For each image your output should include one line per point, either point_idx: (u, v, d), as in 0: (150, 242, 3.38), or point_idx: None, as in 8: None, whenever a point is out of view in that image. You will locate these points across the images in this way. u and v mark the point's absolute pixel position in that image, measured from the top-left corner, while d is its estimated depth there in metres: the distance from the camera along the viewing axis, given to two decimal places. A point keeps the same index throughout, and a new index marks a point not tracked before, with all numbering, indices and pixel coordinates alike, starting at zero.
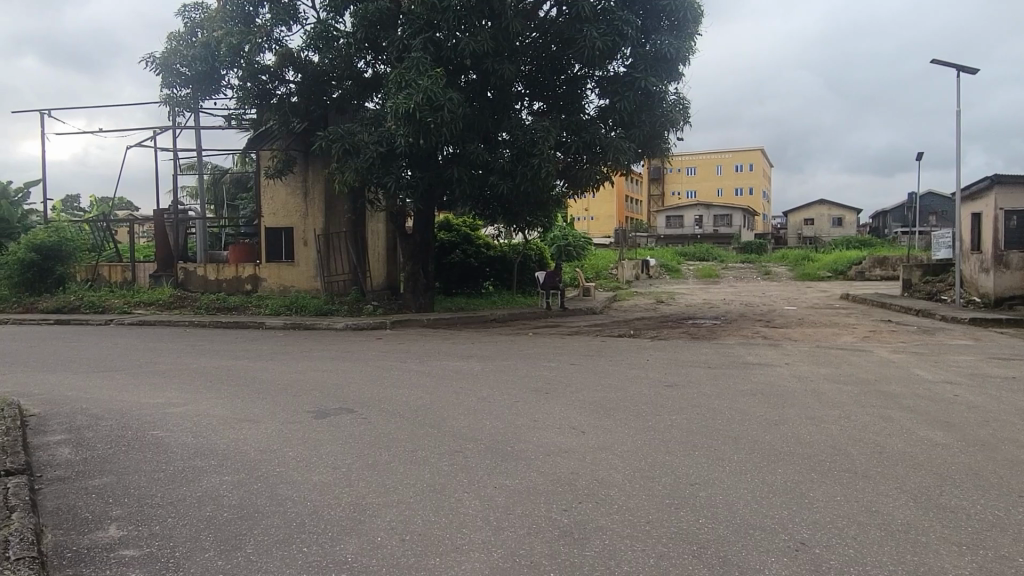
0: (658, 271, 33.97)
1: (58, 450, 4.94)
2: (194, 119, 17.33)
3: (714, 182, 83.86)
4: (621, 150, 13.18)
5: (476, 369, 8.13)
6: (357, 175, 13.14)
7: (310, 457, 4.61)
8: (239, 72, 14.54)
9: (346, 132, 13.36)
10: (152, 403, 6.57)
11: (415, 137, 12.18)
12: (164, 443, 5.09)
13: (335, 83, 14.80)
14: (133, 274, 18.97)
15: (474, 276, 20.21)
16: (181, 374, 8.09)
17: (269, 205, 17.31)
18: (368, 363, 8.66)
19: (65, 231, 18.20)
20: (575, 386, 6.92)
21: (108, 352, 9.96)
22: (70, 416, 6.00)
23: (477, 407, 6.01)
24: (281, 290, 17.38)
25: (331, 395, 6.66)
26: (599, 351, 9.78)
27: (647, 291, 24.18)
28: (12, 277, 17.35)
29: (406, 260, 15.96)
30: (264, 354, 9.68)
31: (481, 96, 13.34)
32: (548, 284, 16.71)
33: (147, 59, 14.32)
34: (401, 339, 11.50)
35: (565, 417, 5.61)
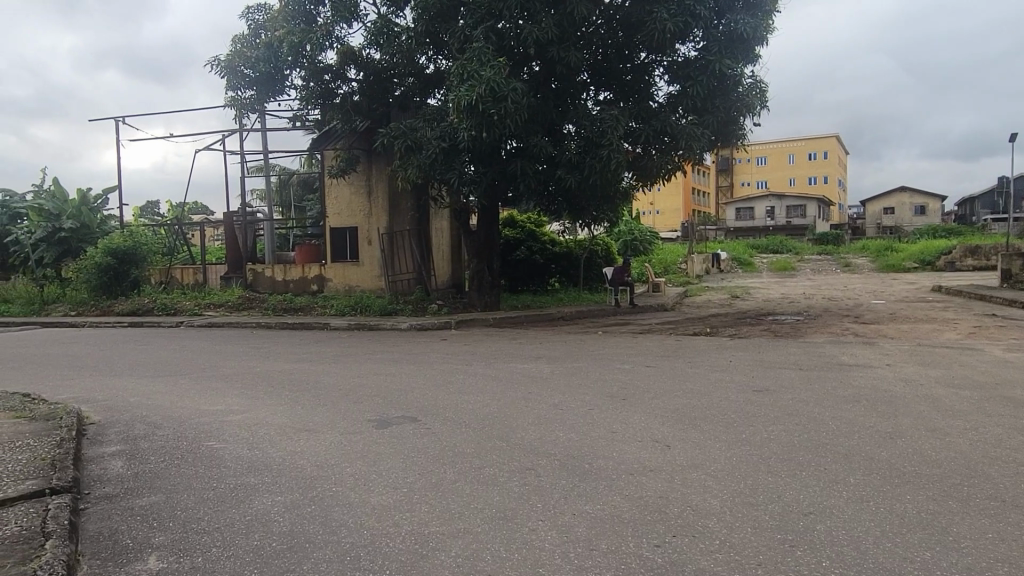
0: (729, 265, 32.79)
1: (109, 464, 4.70)
2: (260, 121, 17.45)
3: (786, 172, 80.96)
4: (694, 137, 12.46)
5: (545, 372, 7.67)
6: (419, 172, 12.86)
7: (369, 475, 4.22)
8: (302, 72, 14.50)
9: (408, 128, 13.10)
10: (211, 410, 6.35)
11: (478, 130, 11.77)
12: (217, 456, 4.81)
13: (396, 79, 14.62)
14: (204, 276, 19.29)
15: (540, 273, 19.76)
16: (244, 379, 7.92)
17: (333, 205, 17.26)
18: (433, 366, 8.30)
19: (140, 236, 18.62)
20: (654, 391, 6.36)
21: (175, 355, 9.94)
22: (128, 425, 5.81)
23: (547, 416, 5.53)
24: (347, 290, 17.30)
25: (394, 402, 6.30)
26: (675, 351, 9.16)
27: (719, 285, 23.23)
28: (90, 281, 17.85)
29: (471, 258, 15.63)
30: (328, 357, 9.46)
31: (546, 86, 12.84)
32: (616, 280, 16.09)
33: (211, 62, 14.35)
34: (467, 339, 11.13)
35: (647, 428, 5.06)
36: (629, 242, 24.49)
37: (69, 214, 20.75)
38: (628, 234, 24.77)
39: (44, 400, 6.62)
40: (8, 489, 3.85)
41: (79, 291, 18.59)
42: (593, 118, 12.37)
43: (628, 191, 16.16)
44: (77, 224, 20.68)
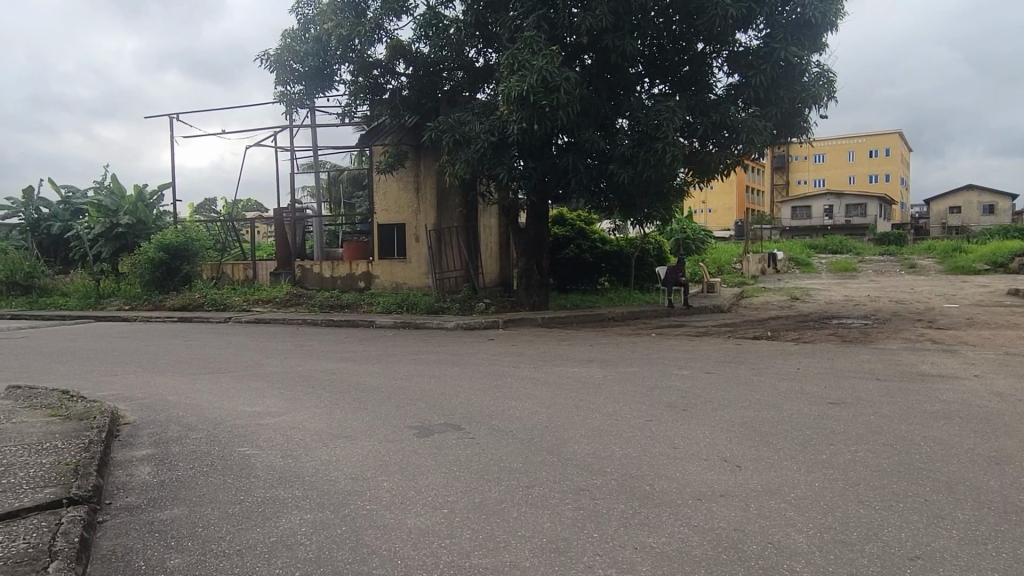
0: (787, 265, 31.64)
1: (136, 469, 4.44)
2: (310, 116, 17.40)
3: (845, 170, 78.28)
4: (756, 129, 11.80)
5: (598, 377, 7.23)
6: (468, 167, 12.51)
7: (409, 491, 3.85)
8: (351, 67, 14.32)
9: (457, 122, 12.77)
10: (248, 411, 6.09)
11: (529, 123, 11.36)
12: (248, 465, 4.50)
13: (445, 73, 14.33)
14: (254, 272, 19.32)
15: (589, 272, 19.27)
16: (286, 378, 7.68)
17: (381, 201, 17.09)
18: (479, 368, 7.94)
19: (192, 231, 18.76)
20: (717, 402, 5.85)
21: (220, 352, 9.80)
22: (162, 427, 5.58)
23: (600, 427, 5.09)
24: (394, 287, 17.12)
25: (438, 408, 5.94)
26: (736, 356, 8.58)
27: (776, 286, 22.36)
28: (143, 276, 18.04)
29: (519, 256, 15.27)
30: (372, 357, 9.18)
31: (599, 78, 12.37)
32: (669, 280, 15.49)
33: (262, 57, 14.25)
34: (515, 340, 10.74)
35: (713, 444, 4.56)
36: (682, 241, 23.78)
37: (126, 209, 21.05)
38: (681, 233, 24.08)
39: (82, 397, 6.46)
40: (24, 499, 3.59)
41: (134, 286, 18.83)
42: (648, 110, 11.84)
43: (682, 188, 15.55)
44: (134, 220, 20.98)
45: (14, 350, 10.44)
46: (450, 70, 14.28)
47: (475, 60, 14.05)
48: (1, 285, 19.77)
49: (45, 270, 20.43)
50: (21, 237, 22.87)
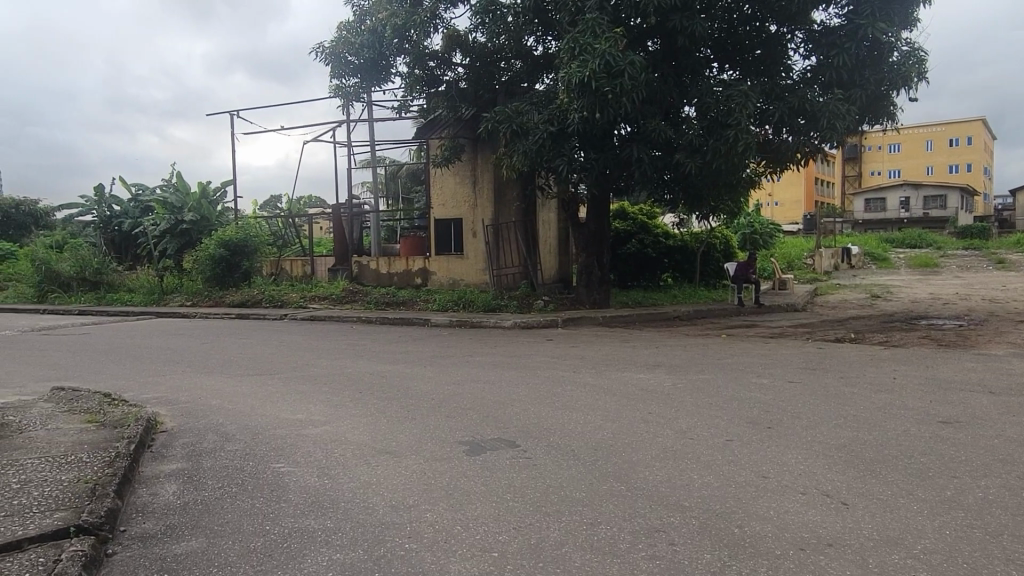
0: (861, 260, 30.03)
1: (160, 488, 4.05)
2: (367, 110, 17.17)
3: (923, 160, 74.46)
4: (838, 113, 10.82)
5: (668, 385, 6.59)
6: (526, 159, 11.96)
7: (455, 526, 3.34)
8: (407, 58, 13.93)
9: (515, 112, 12.22)
10: (290, 420, 5.69)
11: (591, 111, 10.70)
12: (281, 486, 4.06)
13: (503, 62, 13.82)
14: (312, 268, 19.20)
15: (652, 268, 18.49)
16: (334, 382, 7.30)
17: (438, 196, 16.71)
18: (537, 373, 7.38)
19: (251, 227, 18.78)
20: (807, 418, 5.16)
21: (271, 352, 9.53)
22: (198, 436, 5.22)
23: (674, 447, 4.47)
24: (450, 284, 16.71)
25: (491, 420, 5.42)
26: (820, 362, 7.76)
27: (852, 283, 21.12)
28: (204, 272, 18.16)
29: (579, 252, 14.64)
30: (426, 358, 8.73)
31: (665, 63, 11.66)
32: (739, 277, 14.63)
33: (316, 50, 13.97)
34: (575, 341, 10.13)
35: (810, 474, 3.90)
36: (750, 236, 22.69)
37: (190, 207, 21.39)
38: (749, 228, 22.99)
39: (124, 401, 6.18)
40: (29, 528, 3.22)
41: (196, 282, 19.00)
42: (718, 95, 11.03)
43: (753, 179, 14.64)
44: (197, 217, 21.24)
45: (72, 347, 10.41)
46: (507, 59, 13.77)
47: (534, 49, 13.50)
48: (72, 281, 20.24)
49: (113, 266, 20.87)
50: (94, 233, 23.49)
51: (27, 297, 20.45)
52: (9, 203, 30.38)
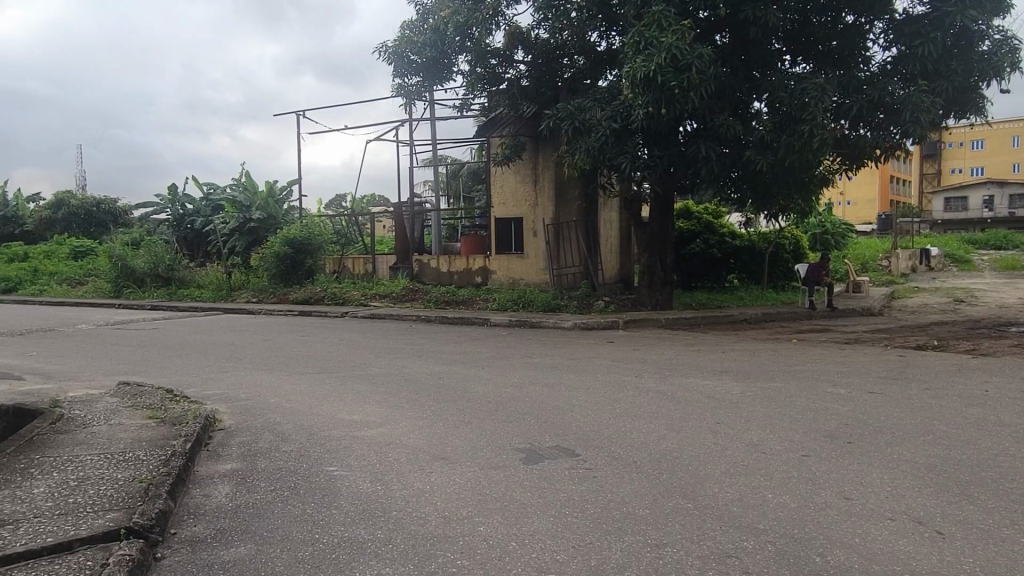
0: (941, 262, 28.57)
1: (213, 490, 4.00)
2: (429, 109, 17.19)
3: (1009, 156, 69.40)
4: (922, 106, 10.18)
5: (737, 393, 6.26)
6: (588, 157, 11.69)
7: (509, 542, 3.16)
8: (469, 56, 13.84)
9: (577, 109, 11.97)
10: (345, 421, 5.62)
11: (656, 107, 10.37)
12: (332, 491, 3.95)
13: (566, 59, 13.59)
14: (373, 266, 19.36)
15: (717, 269, 17.95)
16: (392, 382, 7.22)
17: (499, 195, 16.60)
18: (598, 377, 7.14)
19: (315, 226, 19.06)
20: (890, 433, 4.78)
21: (331, 349, 9.56)
22: (254, 435, 5.19)
23: (744, 462, 4.18)
24: (510, 283, 16.56)
25: (549, 426, 5.21)
26: (901, 371, 7.27)
27: (932, 286, 20.06)
28: (270, 269, 18.52)
29: (641, 251, 14.29)
30: (484, 359, 8.59)
31: (735, 57, 11.23)
32: (811, 279, 14.01)
33: (379, 49, 14.00)
34: (637, 344, 9.83)
35: (898, 497, 3.56)
36: (821, 236, 21.82)
37: (258, 205, 21.91)
38: (819, 228, 22.12)
39: (185, 397, 6.22)
40: (81, 528, 3.18)
41: (262, 279, 19.40)
42: (791, 89, 10.56)
43: (826, 176, 14.01)
44: (264, 215, 21.73)
45: (141, 342, 10.68)
46: (570, 55, 13.54)
47: (597, 44, 13.25)
48: (146, 277, 20.95)
49: (185, 263, 21.53)
50: (168, 231, 24.31)
51: (104, 292, 21.28)
52: (90, 202, 31.74)
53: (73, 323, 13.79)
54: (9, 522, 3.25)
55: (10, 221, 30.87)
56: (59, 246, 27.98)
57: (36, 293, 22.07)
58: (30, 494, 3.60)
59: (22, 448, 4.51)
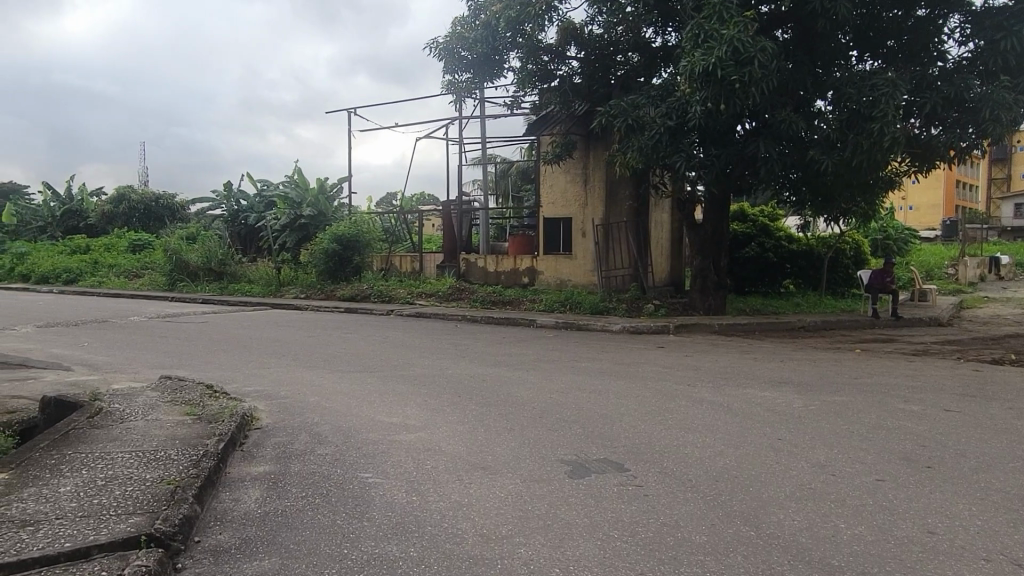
0: (1013, 271, 27.15)
1: (243, 494, 3.82)
2: (479, 107, 17.00)
3: None
4: (1004, 103, 9.54)
5: (799, 406, 5.85)
6: (641, 156, 11.30)
7: (552, 568, 2.87)
8: (521, 52, 13.58)
9: (631, 106, 11.60)
10: (384, 424, 5.41)
11: (715, 103, 9.94)
12: (365, 500, 3.74)
13: (620, 56, 13.24)
14: (420, 264, 19.27)
15: (772, 273, 17.31)
16: (434, 384, 7.00)
17: (548, 194, 16.32)
18: (648, 385, 6.80)
19: (364, 223, 19.06)
20: (975, 458, 4.33)
21: (374, 348, 9.40)
22: (291, 436, 5.02)
23: (812, 486, 3.81)
24: (558, 284, 16.25)
25: (598, 436, 4.91)
26: (980, 387, 6.74)
27: (1003, 296, 19.01)
28: (318, 265, 18.60)
29: (694, 254, 13.82)
30: (529, 362, 8.31)
31: (799, 52, 10.73)
32: (874, 286, 13.34)
33: (430, 45, 13.84)
34: (690, 350, 9.42)
35: (992, 535, 3.16)
36: (883, 241, 20.93)
37: (309, 202, 22.06)
38: (881, 233, 21.22)
39: (224, 394, 6.11)
40: (101, 533, 3.02)
41: (310, 275, 19.51)
42: (860, 84, 10.00)
43: (892, 178, 13.33)
44: (315, 212, 21.86)
45: (189, 336, 10.72)
46: (624, 52, 13.18)
47: (652, 41, 12.86)
48: (200, 271, 21.30)
49: (237, 258, 21.82)
50: (223, 226, 24.70)
51: (160, 285, 21.72)
52: (150, 196, 32.52)
53: (126, 314, 14.02)
54: (30, 523, 3.12)
55: (75, 215, 31.86)
56: (119, 239, 28.75)
57: (96, 284, 22.67)
58: (55, 493, 3.48)
59: (56, 443, 4.41)
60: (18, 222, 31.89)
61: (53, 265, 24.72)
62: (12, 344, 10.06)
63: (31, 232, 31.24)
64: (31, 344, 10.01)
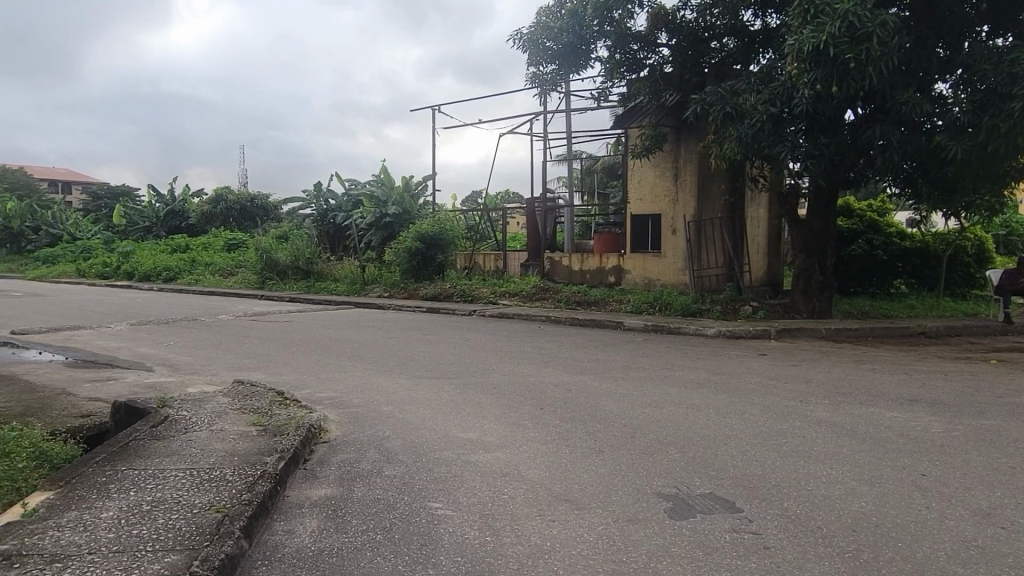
0: None
1: (298, 525, 3.40)
2: (565, 100, 16.42)
3: None
4: None
5: (937, 431, 5.01)
6: (740, 147, 10.42)
7: None
8: (609, 41, 12.90)
9: (729, 93, 10.74)
10: (459, 440, 4.94)
11: (826, 85, 9.00)
12: (432, 538, 3.25)
13: (715, 41, 12.38)
14: (503, 263, 18.86)
15: (883, 273, 15.93)
16: (514, 393, 6.49)
17: (636, 189, 15.57)
18: (753, 401, 6.06)
19: (447, 221, 18.81)
20: None
21: (453, 352, 8.99)
22: (360, 452, 4.61)
23: (981, 544, 3.06)
24: (646, 284, 15.47)
25: (701, 465, 4.26)
26: None
27: None
28: (402, 263, 18.49)
29: (796, 252, 12.77)
30: (617, 370, 7.69)
31: (922, 27, 9.64)
32: (1004, 287, 11.93)
33: (514, 36, 13.29)
34: (796, 358, 8.55)
35: None
36: (1006, 237, 19.05)
37: (394, 200, 22.06)
38: (1004, 229, 19.34)
39: (295, 401, 5.78)
40: None
41: (394, 273, 19.41)
42: (997, 60, 8.85)
43: None
44: (400, 210, 21.82)
45: (270, 336, 10.62)
46: (719, 37, 12.34)
47: (751, 24, 12.03)
48: (288, 269, 21.61)
49: (325, 257, 22.06)
50: (312, 225, 25.08)
51: (251, 283, 22.21)
52: (246, 197, 33.55)
53: (215, 313, 14.21)
54: (59, 558, 2.78)
55: (177, 215, 33.23)
56: (217, 239, 29.73)
57: (193, 282, 23.42)
58: (95, 521, 3.15)
59: (112, 457, 4.15)
60: (127, 223, 33.55)
61: (155, 264, 25.78)
62: (104, 342, 10.24)
63: (139, 231, 32.86)
64: (120, 343, 10.15)
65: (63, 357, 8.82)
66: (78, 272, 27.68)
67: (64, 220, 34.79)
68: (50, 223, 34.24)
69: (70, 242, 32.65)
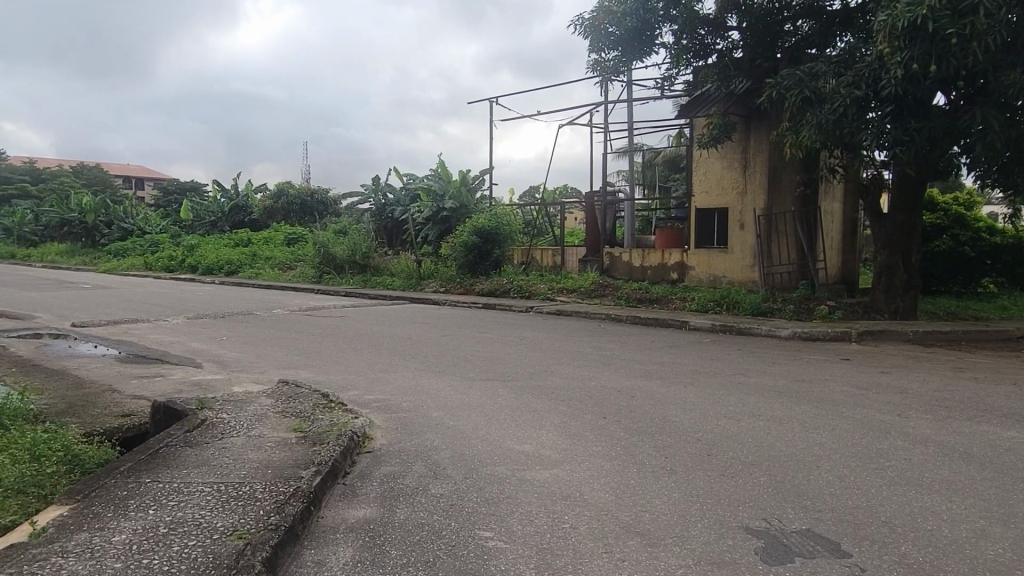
0: None
1: (331, 555, 2.99)
2: (627, 89, 15.75)
3: None
4: None
5: None
6: (818, 135, 9.63)
7: None
8: (675, 25, 12.22)
9: (807, 76, 9.95)
10: (514, 453, 4.46)
11: (921, 64, 8.16)
12: None
13: (790, 23, 11.58)
14: (561, 258, 18.30)
15: (970, 271, 14.76)
16: (575, 400, 5.97)
17: (702, 181, 14.81)
18: (843, 414, 5.40)
19: (505, 215, 18.36)
20: None
21: (509, 352, 8.51)
22: (405, 466, 4.20)
23: None
24: (711, 280, 14.70)
25: (793, 492, 3.68)
26: None
27: None
28: (458, 259, 18.13)
29: (878, 248, 11.85)
30: (685, 375, 7.08)
31: None
32: None
33: (575, 21, 12.70)
34: (884, 364, 7.76)
35: None
36: None
37: (451, 194, 21.75)
38: None
39: (340, 405, 5.40)
40: None
41: (450, 268, 19.08)
42: None
43: None
44: (456, 204, 21.47)
45: (323, 333, 10.34)
46: (794, 18, 11.56)
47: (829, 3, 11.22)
48: (345, 264, 21.52)
49: (382, 251, 21.93)
50: (370, 220, 24.99)
51: (309, 278, 22.24)
52: (307, 192, 33.83)
53: (271, 307, 14.09)
54: None
55: (241, 210, 33.78)
56: (277, 233, 30.05)
57: (254, 276, 23.65)
58: (105, 546, 2.80)
59: (138, 467, 3.82)
60: (193, 218, 34.27)
61: (218, 257, 26.15)
62: (159, 337, 10.13)
63: (204, 226, 33.55)
64: (174, 337, 10.04)
65: (115, 352, 8.70)
66: (146, 266, 28.34)
67: (135, 215, 35.79)
68: (121, 218, 35.27)
69: (140, 237, 33.56)
